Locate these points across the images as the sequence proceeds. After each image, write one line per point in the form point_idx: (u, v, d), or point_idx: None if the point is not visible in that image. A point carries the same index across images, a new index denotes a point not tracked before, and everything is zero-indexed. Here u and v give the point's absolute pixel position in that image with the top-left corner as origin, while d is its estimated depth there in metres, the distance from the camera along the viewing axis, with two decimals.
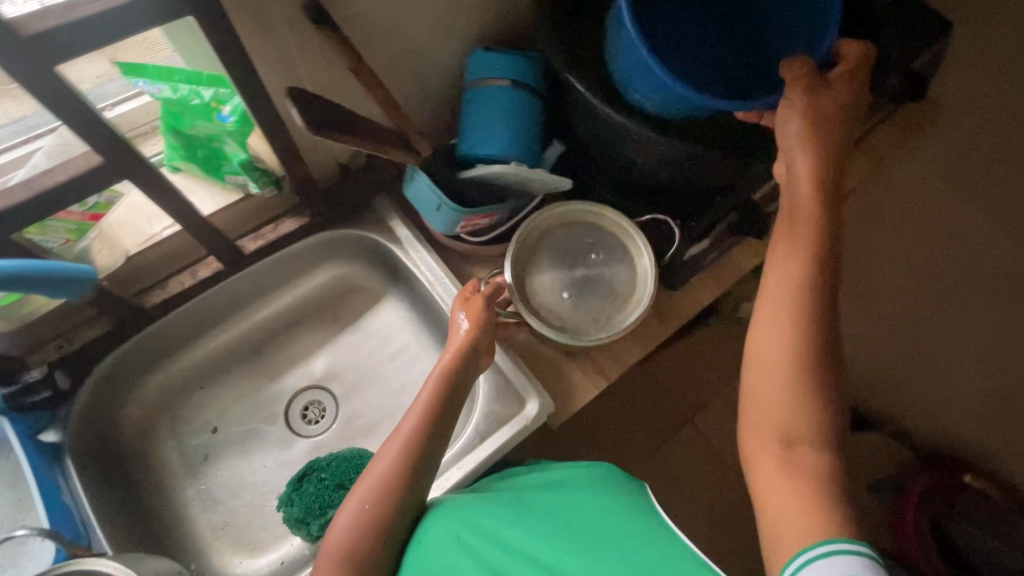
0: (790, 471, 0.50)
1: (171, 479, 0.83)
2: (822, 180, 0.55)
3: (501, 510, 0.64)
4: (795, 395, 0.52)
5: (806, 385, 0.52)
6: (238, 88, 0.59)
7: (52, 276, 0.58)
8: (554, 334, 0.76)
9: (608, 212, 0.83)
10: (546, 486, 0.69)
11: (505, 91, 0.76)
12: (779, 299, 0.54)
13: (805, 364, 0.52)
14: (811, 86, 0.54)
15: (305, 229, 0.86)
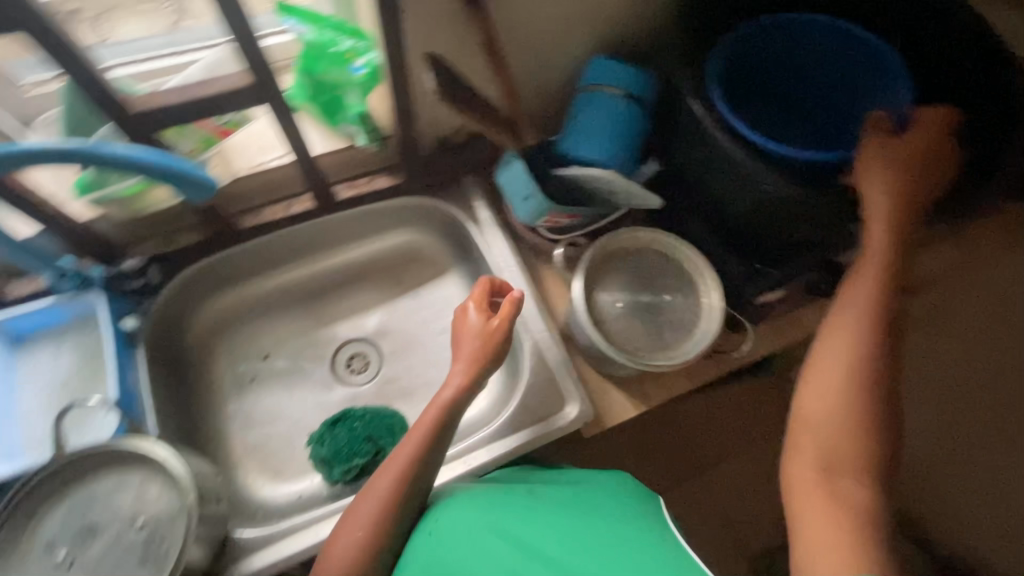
0: (822, 496, 0.52)
1: (218, 392, 0.87)
2: (895, 220, 0.61)
3: (506, 511, 0.63)
4: (845, 428, 0.55)
5: (851, 417, 0.55)
6: (386, 42, 0.62)
7: (183, 173, 0.62)
8: (609, 351, 0.75)
9: (684, 246, 0.82)
10: (553, 493, 0.68)
11: (618, 101, 0.78)
12: (845, 320, 0.60)
13: (855, 401, 0.56)
14: (888, 136, 0.63)
15: (395, 190, 0.89)
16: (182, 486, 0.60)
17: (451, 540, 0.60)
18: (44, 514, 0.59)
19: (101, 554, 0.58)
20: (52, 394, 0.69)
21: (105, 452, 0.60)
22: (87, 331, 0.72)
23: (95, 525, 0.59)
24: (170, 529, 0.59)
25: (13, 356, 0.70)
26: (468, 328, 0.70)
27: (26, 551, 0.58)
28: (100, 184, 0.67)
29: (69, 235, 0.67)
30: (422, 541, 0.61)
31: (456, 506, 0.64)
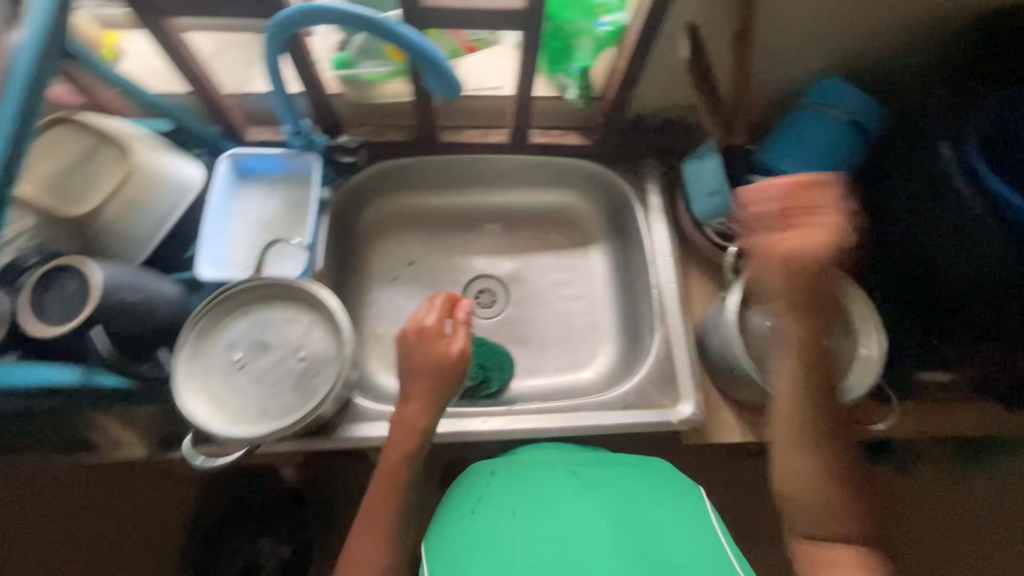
0: (824, 550, 0.64)
1: (362, 280, 0.93)
2: (831, 244, 0.61)
3: (539, 505, 0.61)
4: (795, 490, 0.67)
5: (807, 483, 0.66)
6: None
7: (435, 64, 0.60)
8: (751, 371, 0.72)
9: (859, 295, 0.77)
10: (587, 478, 0.64)
11: (840, 125, 0.75)
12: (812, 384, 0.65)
13: (821, 473, 0.65)
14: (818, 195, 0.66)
15: (581, 150, 0.91)
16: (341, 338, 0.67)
17: (489, 527, 0.60)
18: (228, 320, 0.68)
19: (265, 369, 0.67)
20: (256, 229, 0.78)
21: (284, 284, 0.68)
22: (299, 186, 0.80)
23: (266, 343, 0.68)
24: (323, 369, 0.66)
25: (236, 187, 0.79)
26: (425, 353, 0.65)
27: (206, 347, 0.66)
28: (356, 64, 0.76)
29: (319, 102, 0.77)
30: (462, 518, 0.62)
31: (492, 496, 0.63)
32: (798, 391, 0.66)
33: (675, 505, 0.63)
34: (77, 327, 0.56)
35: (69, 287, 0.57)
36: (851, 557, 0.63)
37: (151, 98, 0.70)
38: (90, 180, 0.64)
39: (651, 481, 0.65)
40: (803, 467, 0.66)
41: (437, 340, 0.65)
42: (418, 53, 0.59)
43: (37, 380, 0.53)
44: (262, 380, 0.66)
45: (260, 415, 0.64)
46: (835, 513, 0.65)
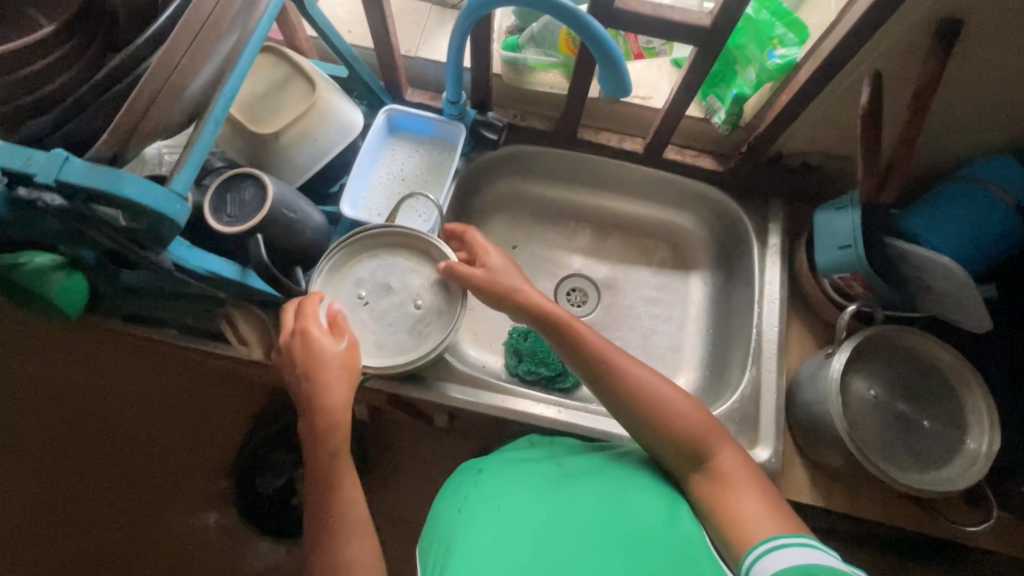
0: (720, 489, 0.58)
1: None
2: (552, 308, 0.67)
3: (521, 494, 0.61)
4: (655, 430, 0.61)
5: (679, 418, 0.60)
6: (847, 42, 0.63)
7: (616, 64, 0.63)
8: (846, 434, 0.70)
9: (979, 391, 0.72)
10: (573, 474, 0.65)
11: (1007, 206, 0.70)
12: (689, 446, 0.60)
13: (679, 398, 0.62)
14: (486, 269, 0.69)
15: (711, 175, 0.90)
16: (455, 295, 0.73)
17: (467, 517, 0.60)
18: (360, 258, 0.73)
19: (385, 310, 0.72)
20: (396, 182, 0.84)
21: (409, 234, 0.73)
22: (442, 152, 0.86)
23: (390, 287, 0.73)
24: (436, 322, 0.71)
25: (386, 140, 0.86)
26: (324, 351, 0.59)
27: (337, 279, 0.72)
28: (522, 49, 0.80)
29: (479, 79, 0.82)
30: (449, 515, 0.62)
31: (480, 484, 0.65)
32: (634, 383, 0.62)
33: (649, 495, 0.60)
34: (248, 230, 0.62)
35: (247, 195, 0.64)
36: (740, 481, 0.58)
37: (341, 44, 0.76)
38: (277, 106, 0.72)
39: (637, 478, 0.63)
40: (665, 406, 0.61)
41: (318, 340, 0.60)
42: (600, 45, 0.61)
43: (213, 268, 0.59)
44: (382, 319, 0.72)
45: (376, 348, 0.70)
46: (692, 433, 0.60)
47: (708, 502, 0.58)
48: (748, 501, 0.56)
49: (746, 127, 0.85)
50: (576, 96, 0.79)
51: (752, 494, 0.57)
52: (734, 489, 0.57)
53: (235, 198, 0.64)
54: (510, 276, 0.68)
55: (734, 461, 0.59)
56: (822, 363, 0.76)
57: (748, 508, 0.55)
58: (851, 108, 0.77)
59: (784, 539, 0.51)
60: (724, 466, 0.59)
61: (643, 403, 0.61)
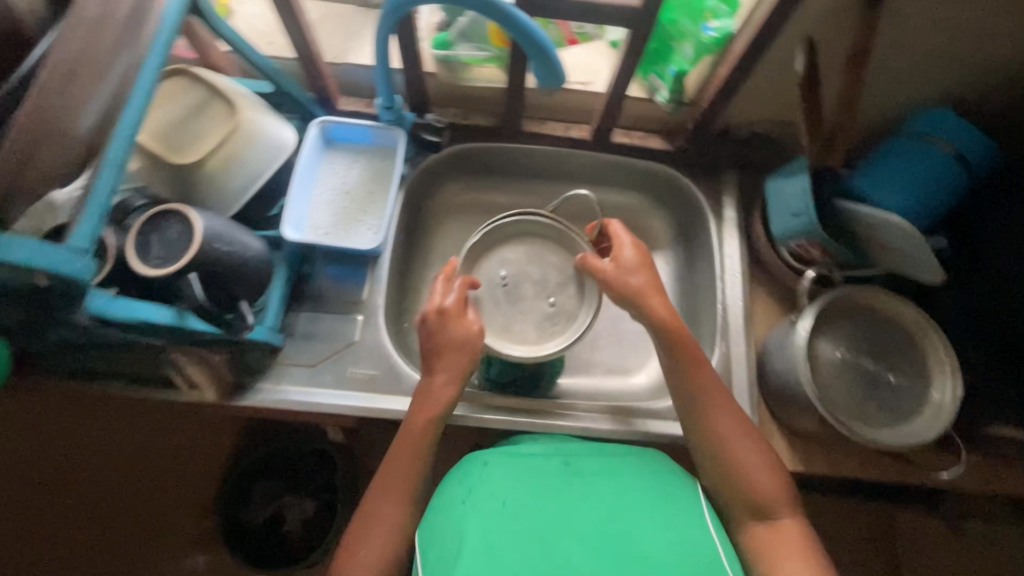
0: (770, 545, 0.59)
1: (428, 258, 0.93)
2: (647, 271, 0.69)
3: (532, 499, 0.60)
4: (726, 486, 0.63)
5: (752, 481, 0.61)
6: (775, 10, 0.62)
7: (547, 55, 0.60)
8: (816, 399, 0.70)
9: (937, 342, 0.74)
10: (583, 472, 0.64)
11: (944, 156, 0.71)
12: (748, 467, 0.62)
13: (763, 467, 0.62)
14: (617, 260, 0.70)
15: (662, 155, 0.89)
16: (590, 297, 0.76)
17: (473, 514, 0.58)
18: (499, 247, 0.79)
19: (527, 298, 0.78)
20: (339, 196, 0.80)
21: (560, 230, 0.78)
22: (384, 159, 0.83)
23: (530, 275, 0.79)
24: (577, 312, 0.76)
25: (322, 153, 0.82)
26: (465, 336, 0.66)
27: (481, 262, 0.78)
28: (454, 46, 0.77)
29: (413, 81, 0.78)
30: (454, 506, 0.60)
31: (487, 477, 0.63)
32: (734, 432, 0.63)
33: (665, 503, 0.60)
34: (181, 270, 0.58)
35: (175, 233, 0.60)
36: (788, 543, 0.58)
37: (259, 58, 0.72)
38: (197, 132, 0.67)
39: (648, 484, 0.62)
40: (745, 466, 0.62)
41: (449, 321, 0.66)
42: (528, 37, 0.59)
43: (142, 315, 0.56)
44: (514, 307, 0.77)
45: (506, 333, 0.75)
46: (760, 496, 0.61)
47: (757, 560, 0.59)
48: (795, 561, 0.57)
49: (690, 103, 0.84)
50: (515, 89, 0.77)
51: (799, 557, 0.57)
52: (780, 549, 0.58)
53: (161, 238, 0.59)
54: (636, 276, 0.68)
55: (791, 523, 0.60)
56: (787, 330, 0.76)
57: (790, 567, 0.56)
58: (790, 75, 0.76)
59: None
60: (784, 521, 0.60)
61: (725, 452, 0.63)
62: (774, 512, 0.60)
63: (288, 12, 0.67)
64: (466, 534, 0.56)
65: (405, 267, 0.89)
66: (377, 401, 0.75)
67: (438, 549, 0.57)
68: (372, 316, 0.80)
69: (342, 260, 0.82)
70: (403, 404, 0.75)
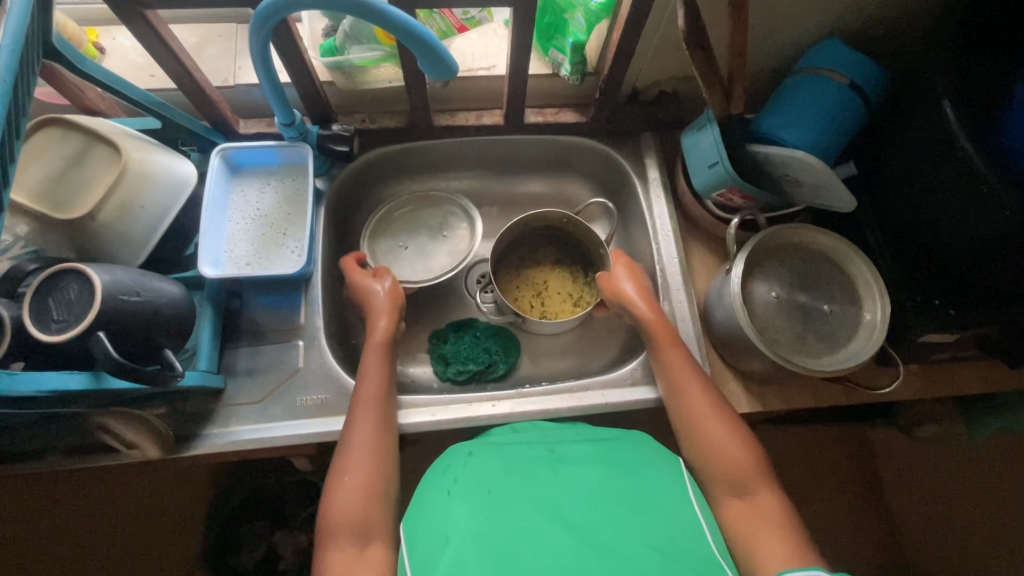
0: (749, 517, 0.61)
1: None
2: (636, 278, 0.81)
3: (520, 486, 0.60)
4: (703, 457, 0.66)
5: (728, 453, 0.65)
6: None
7: (433, 48, 0.58)
8: (757, 339, 0.72)
9: (863, 267, 0.77)
10: (562, 456, 0.65)
11: (838, 87, 0.74)
12: (713, 432, 0.67)
13: (737, 439, 0.66)
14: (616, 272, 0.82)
15: (578, 128, 0.89)
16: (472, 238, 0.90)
17: (459, 507, 0.59)
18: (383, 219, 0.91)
19: (418, 245, 0.91)
20: (254, 223, 0.77)
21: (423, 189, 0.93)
22: (295, 177, 0.80)
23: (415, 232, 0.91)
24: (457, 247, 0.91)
25: (230, 181, 0.79)
26: (376, 297, 0.77)
27: (377, 229, 0.90)
28: (343, 51, 0.75)
29: (309, 93, 0.75)
30: (438, 501, 0.61)
31: (467, 472, 0.63)
32: (709, 402, 0.69)
33: (653, 491, 0.60)
34: (86, 329, 0.55)
35: (73, 293, 0.56)
36: (764, 517, 0.60)
37: (138, 93, 0.67)
38: (83, 182, 0.63)
39: (636, 473, 0.63)
40: (722, 436, 0.66)
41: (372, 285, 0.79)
42: (409, 33, 0.57)
43: (52, 384, 0.53)
44: (419, 257, 0.90)
45: (423, 274, 0.88)
46: (736, 469, 0.64)
47: (737, 534, 0.61)
48: (770, 529, 0.59)
49: (594, 72, 0.84)
50: (415, 84, 0.75)
51: (775, 525, 0.59)
52: (756, 523, 0.60)
53: (59, 301, 0.56)
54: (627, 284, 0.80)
55: (766, 497, 0.62)
56: (724, 280, 0.78)
57: (765, 539, 0.58)
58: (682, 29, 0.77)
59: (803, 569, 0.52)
60: (756, 492, 0.62)
61: (704, 419, 0.68)
62: (749, 486, 0.63)
63: (156, 40, 0.63)
64: (450, 527, 0.56)
65: (341, 283, 0.87)
66: (333, 424, 0.73)
67: (425, 544, 0.57)
68: (314, 339, 0.78)
69: (271, 288, 0.79)
70: None
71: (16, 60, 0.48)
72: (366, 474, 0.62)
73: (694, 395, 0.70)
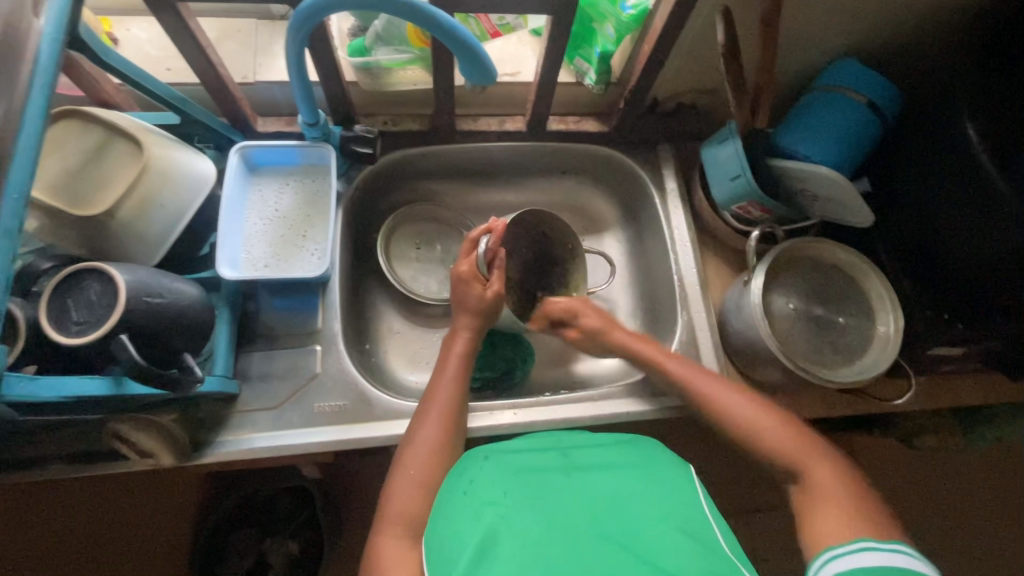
0: (809, 499, 0.60)
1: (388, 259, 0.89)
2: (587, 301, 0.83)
3: (541, 491, 0.59)
4: (751, 451, 0.67)
5: (776, 442, 0.65)
6: None
7: (477, 53, 0.58)
8: (779, 350, 0.72)
9: (878, 282, 0.79)
10: (580, 464, 0.63)
11: (858, 105, 0.76)
12: (818, 474, 0.61)
13: (832, 467, 0.62)
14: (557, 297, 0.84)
15: (599, 136, 0.89)
16: None
17: (480, 506, 0.57)
18: (401, 227, 0.90)
19: (428, 260, 0.91)
20: (273, 223, 0.75)
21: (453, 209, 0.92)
22: (317, 178, 0.78)
23: (432, 244, 0.92)
24: None
25: (248, 181, 0.76)
26: (468, 295, 0.77)
27: (397, 230, 0.90)
28: (372, 52, 0.74)
29: (334, 93, 0.74)
30: (456, 501, 0.59)
31: (483, 479, 0.61)
32: (804, 435, 0.65)
33: (659, 490, 0.60)
34: (108, 333, 0.53)
35: (92, 293, 0.53)
36: (831, 488, 0.60)
37: (160, 87, 0.65)
38: (102, 176, 0.61)
39: (649, 475, 0.62)
40: (768, 428, 0.66)
41: (469, 283, 0.77)
42: (453, 36, 0.57)
43: (71, 390, 0.51)
44: (422, 267, 0.90)
45: (426, 292, 0.88)
46: (818, 485, 0.61)
47: (799, 514, 0.60)
48: (838, 498, 0.58)
49: (618, 83, 0.85)
50: (442, 88, 0.74)
51: (837, 499, 0.58)
52: (823, 495, 0.59)
53: (79, 302, 0.53)
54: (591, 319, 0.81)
55: (826, 476, 0.61)
56: (742, 291, 0.78)
57: (830, 516, 0.57)
58: (709, 44, 0.78)
59: (886, 544, 0.51)
60: (846, 506, 0.57)
61: (760, 423, 0.67)
62: (803, 469, 0.62)
63: (186, 34, 0.61)
64: (471, 527, 0.55)
65: (355, 286, 0.86)
66: (350, 433, 0.72)
67: (443, 542, 0.55)
68: (331, 344, 0.76)
69: (288, 291, 0.77)
70: (378, 430, 0.72)
71: (58, 48, 0.47)
72: (438, 424, 0.69)
73: (715, 398, 0.70)
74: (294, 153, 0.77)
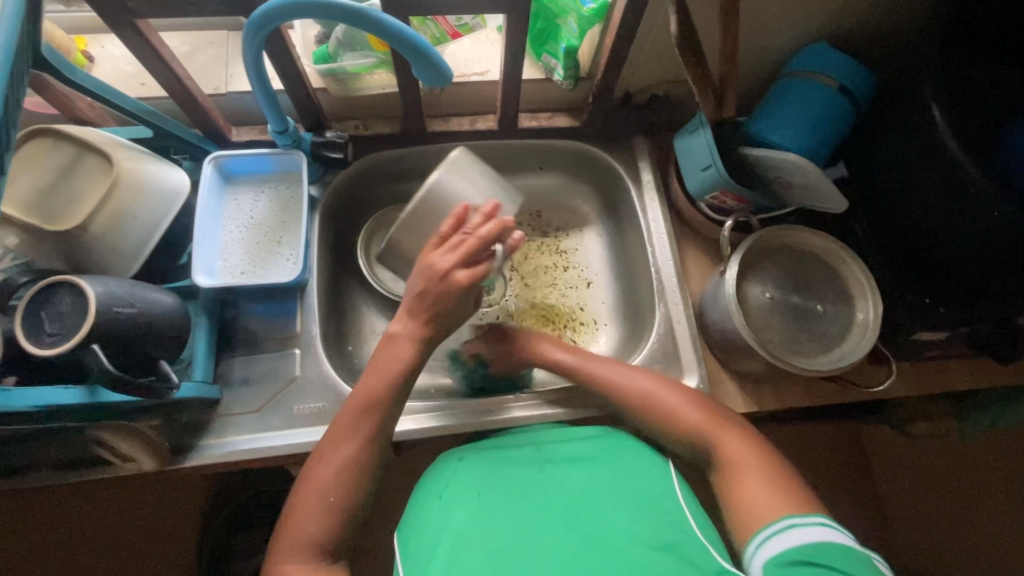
0: (730, 473, 0.61)
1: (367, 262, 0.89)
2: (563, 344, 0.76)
3: (511, 490, 0.60)
4: (661, 429, 0.67)
5: (686, 424, 0.65)
6: None
7: (430, 56, 0.58)
8: (753, 339, 0.72)
9: (856, 267, 0.78)
10: (553, 462, 0.64)
11: (828, 90, 0.75)
12: (731, 449, 0.62)
13: (741, 439, 0.63)
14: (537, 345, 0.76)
15: (572, 132, 0.90)
16: None
17: (453, 510, 0.59)
18: (379, 230, 0.91)
19: None
20: (249, 230, 0.77)
21: None
22: (290, 185, 0.80)
23: None
24: None
25: (223, 190, 0.78)
26: (432, 284, 0.61)
27: (376, 233, 0.91)
28: (337, 58, 0.75)
29: (301, 100, 0.75)
30: (432, 506, 0.61)
31: (457, 479, 0.62)
32: (714, 414, 0.65)
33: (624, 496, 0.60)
34: (79, 343, 0.54)
35: (65, 305, 0.55)
36: (746, 460, 0.61)
37: (128, 101, 0.66)
38: (74, 193, 0.63)
39: (626, 477, 0.62)
40: (679, 407, 0.66)
41: (437, 269, 0.61)
42: (402, 39, 0.57)
43: (46, 400, 0.53)
44: None
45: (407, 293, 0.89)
46: (728, 459, 0.62)
47: (721, 492, 0.62)
48: (754, 472, 0.60)
49: (588, 77, 0.85)
50: (407, 89, 0.75)
51: (756, 471, 0.60)
52: (741, 472, 0.61)
53: (51, 314, 0.55)
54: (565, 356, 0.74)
55: (735, 448, 0.62)
56: (718, 282, 0.78)
57: (754, 487, 0.59)
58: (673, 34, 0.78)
59: (805, 518, 0.54)
60: (758, 479, 0.59)
61: (674, 412, 0.66)
62: (715, 444, 0.64)
63: (148, 50, 0.62)
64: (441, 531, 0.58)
65: (335, 290, 0.87)
66: None
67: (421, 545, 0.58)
68: (310, 347, 0.78)
69: (268, 297, 0.79)
70: None
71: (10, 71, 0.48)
72: (356, 443, 0.61)
73: (622, 388, 0.69)
74: (268, 161, 0.78)
